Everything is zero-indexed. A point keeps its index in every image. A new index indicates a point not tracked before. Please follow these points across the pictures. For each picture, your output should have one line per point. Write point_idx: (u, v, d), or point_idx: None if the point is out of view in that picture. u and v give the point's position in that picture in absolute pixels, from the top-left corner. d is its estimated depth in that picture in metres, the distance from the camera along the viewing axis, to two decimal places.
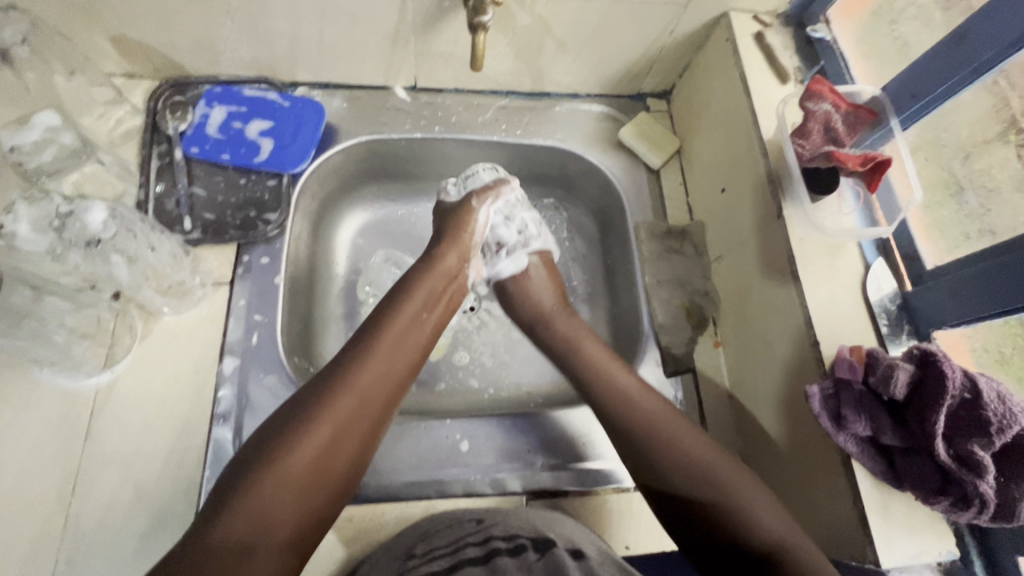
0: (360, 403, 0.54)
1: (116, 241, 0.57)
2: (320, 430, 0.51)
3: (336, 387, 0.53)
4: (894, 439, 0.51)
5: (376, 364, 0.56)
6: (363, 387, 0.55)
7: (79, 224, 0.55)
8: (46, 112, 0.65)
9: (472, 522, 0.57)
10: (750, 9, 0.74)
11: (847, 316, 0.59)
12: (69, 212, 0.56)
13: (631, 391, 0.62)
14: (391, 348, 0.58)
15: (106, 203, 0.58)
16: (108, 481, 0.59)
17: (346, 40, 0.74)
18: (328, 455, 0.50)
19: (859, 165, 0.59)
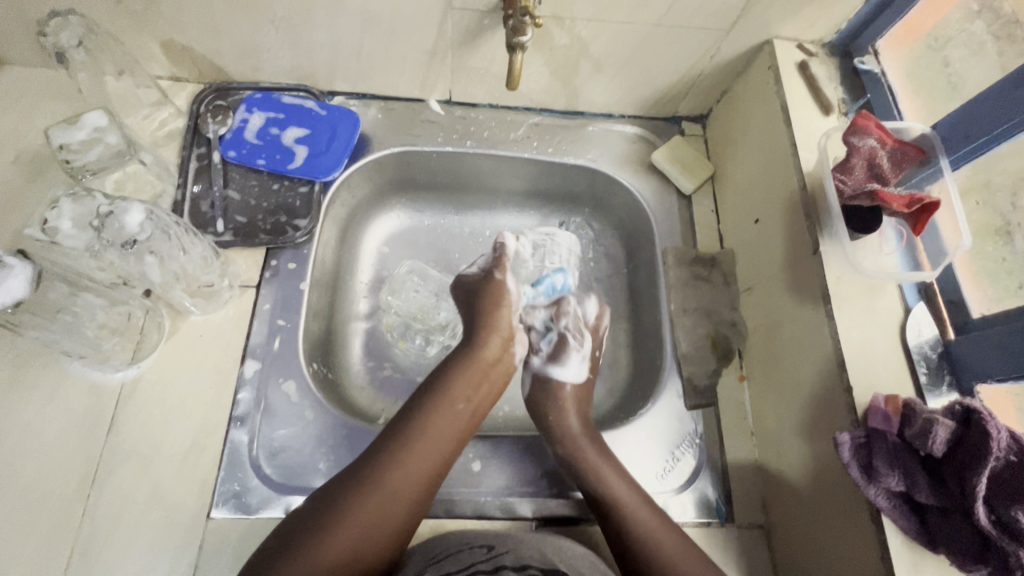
0: (391, 492, 0.56)
1: (150, 243, 0.58)
2: (356, 514, 0.54)
3: (372, 472, 0.57)
4: (929, 498, 0.48)
5: (414, 457, 0.58)
6: (394, 475, 0.57)
7: (117, 226, 0.56)
8: (95, 114, 0.70)
9: (482, 547, 0.57)
10: (795, 36, 0.72)
11: (882, 361, 0.56)
12: (109, 212, 0.56)
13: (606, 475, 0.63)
14: (426, 435, 0.60)
15: (145, 205, 0.58)
16: (126, 475, 0.60)
17: (385, 53, 0.75)
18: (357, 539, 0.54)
19: (904, 207, 0.56)
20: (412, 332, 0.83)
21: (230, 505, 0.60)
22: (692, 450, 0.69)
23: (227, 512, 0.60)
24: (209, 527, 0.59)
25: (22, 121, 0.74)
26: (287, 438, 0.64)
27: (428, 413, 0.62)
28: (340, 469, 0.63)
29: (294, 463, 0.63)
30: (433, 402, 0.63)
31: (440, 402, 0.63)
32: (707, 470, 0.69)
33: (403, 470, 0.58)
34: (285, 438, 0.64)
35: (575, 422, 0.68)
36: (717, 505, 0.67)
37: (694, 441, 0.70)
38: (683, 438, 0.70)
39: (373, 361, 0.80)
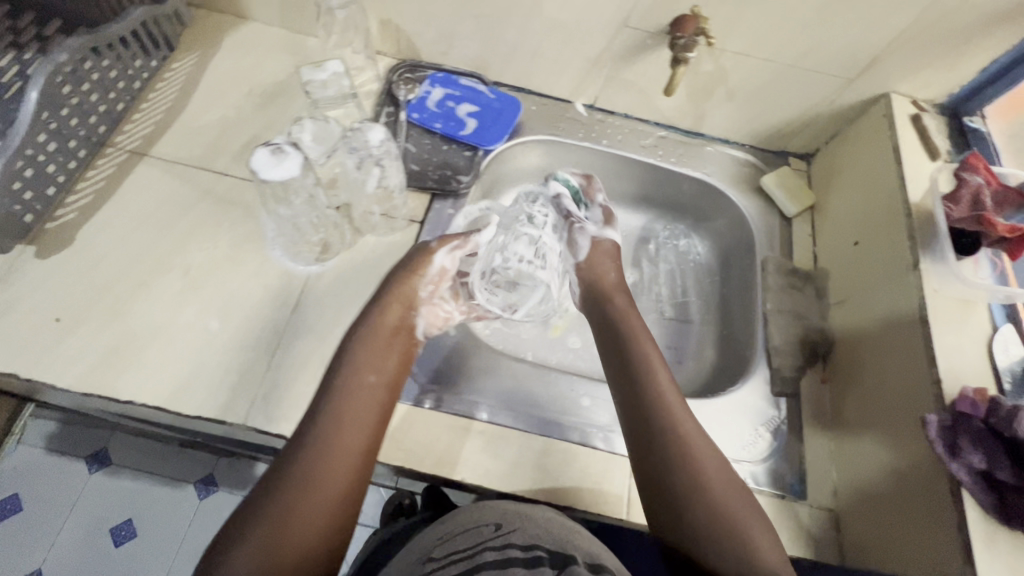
0: (343, 445, 0.57)
1: (381, 159, 0.72)
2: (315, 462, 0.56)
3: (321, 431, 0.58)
4: (1009, 475, 0.55)
5: (345, 429, 0.59)
6: (334, 438, 0.58)
7: (364, 138, 0.70)
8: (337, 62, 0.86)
9: (490, 527, 0.58)
10: (911, 93, 0.84)
11: (970, 365, 0.64)
12: (358, 129, 0.71)
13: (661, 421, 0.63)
14: (349, 391, 0.61)
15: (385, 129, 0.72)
16: (302, 347, 0.72)
17: (554, 56, 0.91)
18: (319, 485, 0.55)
19: (1007, 233, 0.65)
20: None
21: None
22: (773, 432, 0.77)
23: None
24: None
25: (258, 65, 0.93)
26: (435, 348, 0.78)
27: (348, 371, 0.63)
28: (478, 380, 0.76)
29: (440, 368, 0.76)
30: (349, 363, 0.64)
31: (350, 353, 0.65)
32: (785, 451, 0.76)
33: (340, 444, 0.57)
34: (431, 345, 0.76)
35: (665, 377, 0.66)
36: (792, 483, 0.75)
37: (778, 425, 0.78)
38: (766, 420, 0.78)
39: None
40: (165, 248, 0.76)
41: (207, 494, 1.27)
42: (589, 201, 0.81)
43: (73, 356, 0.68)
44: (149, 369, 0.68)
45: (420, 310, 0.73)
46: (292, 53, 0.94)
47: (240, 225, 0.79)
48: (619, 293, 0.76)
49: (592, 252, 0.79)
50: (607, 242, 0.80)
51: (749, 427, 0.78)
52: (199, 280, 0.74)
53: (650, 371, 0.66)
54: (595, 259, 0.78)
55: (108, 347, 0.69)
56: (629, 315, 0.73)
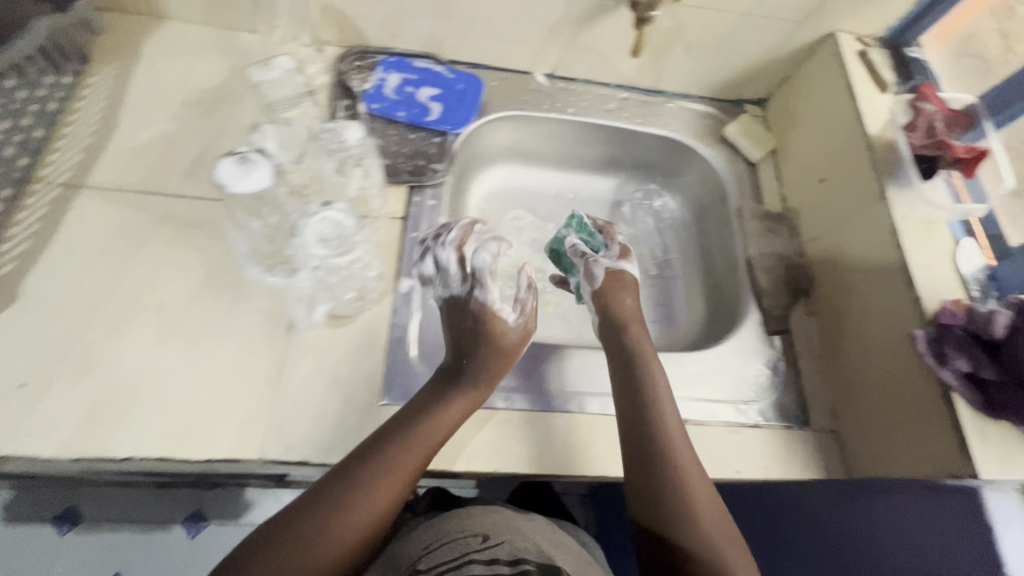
0: (384, 487, 0.57)
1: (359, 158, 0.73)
2: (360, 502, 0.55)
3: (370, 476, 0.57)
4: (991, 373, 0.61)
5: (356, 507, 0.55)
6: (329, 521, 0.54)
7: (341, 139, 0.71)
8: (284, 56, 0.75)
9: (477, 537, 0.60)
10: (854, 30, 0.87)
11: (942, 280, 0.70)
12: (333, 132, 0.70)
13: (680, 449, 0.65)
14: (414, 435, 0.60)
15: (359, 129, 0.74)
16: (307, 367, 0.69)
17: (511, 28, 0.88)
18: (347, 530, 0.54)
19: (965, 153, 0.69)
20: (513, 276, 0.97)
21: (398, 394, 0.70)
22: (773, 369, 0.82)
23: (396, 401, 0.69)
24: (383, 412, 0.68)
25: (194, 70, 0.84)
26: (439, 344, 0.75)
27: (421, 414, 0.62)
28: None
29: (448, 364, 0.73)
30: (424, 407, 0.62)
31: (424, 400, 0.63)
32: (787, 385, 0.81)
33: (378, 498, 0.56)
34: (438, 342, 0.75)
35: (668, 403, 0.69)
36: (796, 413, 0.79)
37: (775, 362, 0.83)
38: (765, 360, 0.83)
39: None
40: (131, 286, 0.68)
41: (200, 531, 1.08)
42: (608, 240, 0.85)
43: (51, 420, 0.61)
44: (140, 418, 0.62)
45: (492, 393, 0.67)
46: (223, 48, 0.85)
47: (209, 248, 0.72)
48: (630, 308, 0.78)
49: (609, 283, 0.80)
50: (628, 277, 0.80)
51: (751, 368, 0.82)
52: (178, 314, 0.68)
53: (665, 411, 0.68)
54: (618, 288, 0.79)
55: (90, 404, 0.62)
56: (640, 342, 0.75)
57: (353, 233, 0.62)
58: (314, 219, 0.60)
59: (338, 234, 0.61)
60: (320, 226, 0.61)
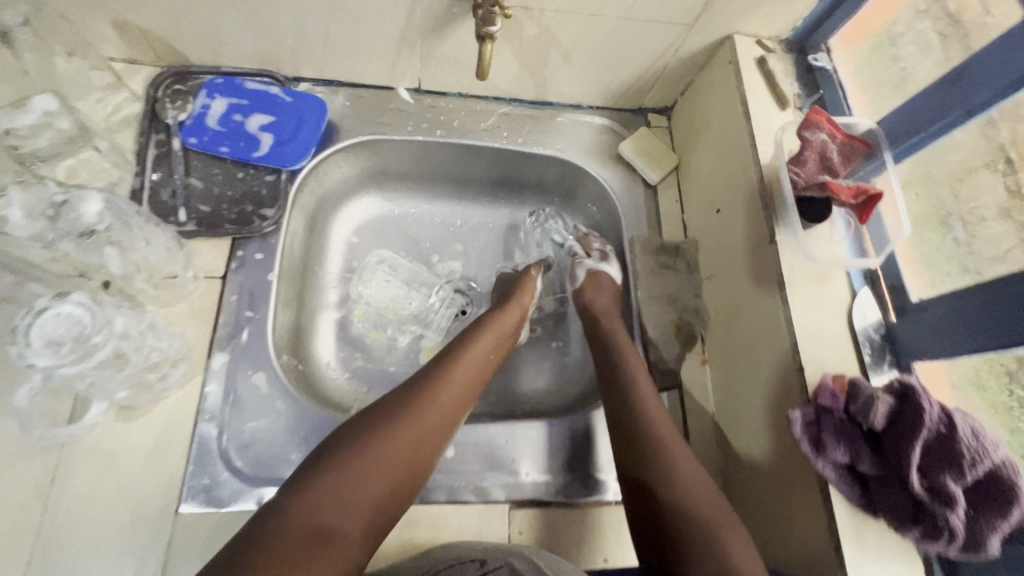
0: (419, 433, 0.55)
1: (110, 233, 0.56)
2: (383, 449, 0.52)
3: (385, 427, 0.54)
4: (871, 468, 0.52)
5: (381, 456, 0.52)
6: (342, 488, 0.49)
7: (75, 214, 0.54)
8: (44, 96, 0.64)
9: (475, 562, 0.52)
10: (754, 33, 0.75)
11: (832, 344, 0.59)
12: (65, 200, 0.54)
13: (656, 425, 0.61)
14: (447, 386, 0.59)
15: (105, 196, 0.57)
16: (87, 474, 0.58)
17: (353, 41, 0.74)
18: (375, 478, 0.51)
19: (852, 198, 0.58)
20: (384, 322, 0.85)
21: (199, 499, 0.60)
22: None
23: (196, 507, 0.59)
24: (178, 522, 0.58)
25: None
26: (257, 431, 0.64)
27: (453, 370, 0.61)
28: None
29: (265, 455, 0.63)
30: (447, 360, 0.62)
31: (472, 357, 0.64)
32: None
33: (403, 448, 0.53)
34: (256, 431, 0.64)
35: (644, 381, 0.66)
36: None
37: None
38: None
39: (346, 350, 0.83)
40: None
41: None
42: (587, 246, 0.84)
43: None
44: None
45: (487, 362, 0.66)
46: None
47: None
48: (604, 298, 0.78)
49: (590, 284, 0.79)
50: (605, 278, 0.80)
51: None
52: None
53: (640, 385, 0.65)
54: (589, 290, 0.78)
55: None
56: (609, 321, 0.75)
57: (96, 332, 0.49)
58: (40, 317, 0.47)
59: (76, 334, 0.48)
60: (49, 326, 0.48)
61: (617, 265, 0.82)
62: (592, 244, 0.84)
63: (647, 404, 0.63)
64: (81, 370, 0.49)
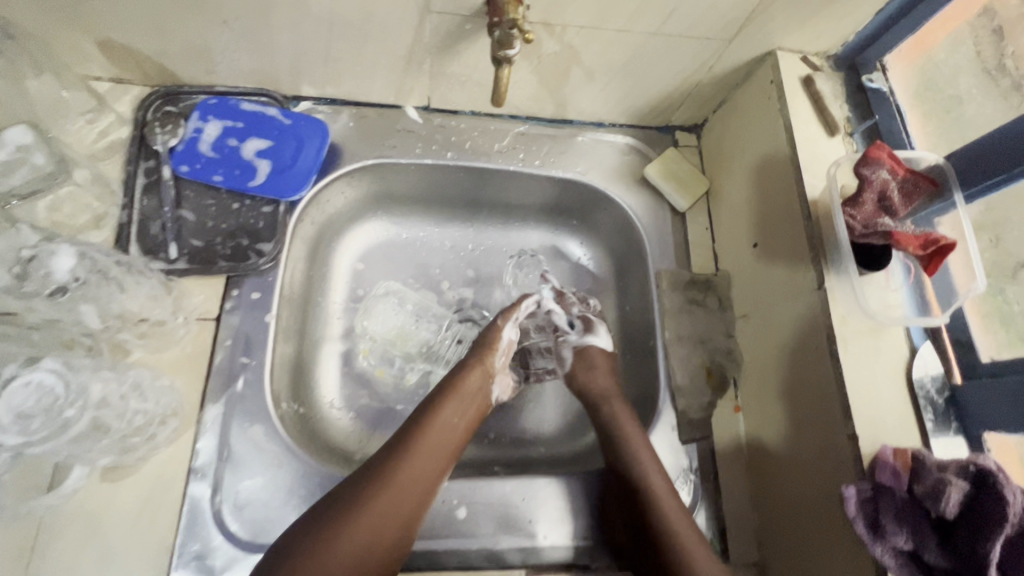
0: (393, 499, 0.55)
1: (85, 289, 0.50)
2: (355, 522, 0.52)
3: (360, 499, 0.54)
4: (938, 559, 0.46)
5: (353, 527, 0.52)
6: (317, 561, 0.49)
7: (43, 271, 0.48)
8: (17, 128, 0.59)
9: None
10: (799, 48, 0.67)
11: (889, 408, 0.53)
12: (32, 256, 0.48)
13: (660, 494, 0.59)
14: (423, 446, 0.59)
15: (77, 246, 0.50)
16: (69, 542, 0.54)
17: (357, 58, 0.68)
18: (349, 549, 0.51)
19: (919, 249, 0.51)
20: (391, 357, 0.80)
21: (191, 567, 0.55)
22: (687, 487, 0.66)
23: None
24: None
25: None
26: (252, 491, 0.59)
27: (428, 426, 0.60)
28: None
29: (262, 518, 0.58)
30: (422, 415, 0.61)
31: (447, 410, 0.62)
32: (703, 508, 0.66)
33: (375, 515, 0.53)
34: (251, 490, 0.59)
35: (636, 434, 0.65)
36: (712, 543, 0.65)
37: (689, 477, 0.67)
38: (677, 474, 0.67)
39: (350, 388, 0.77)
40: None
41: None
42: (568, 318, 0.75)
43: None
44: None
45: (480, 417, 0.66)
46: None
47: None
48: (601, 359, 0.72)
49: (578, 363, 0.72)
50: (591, 354, 0.71)
51: None
52: None
53: (636, 448, 0.63)
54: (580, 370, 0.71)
55: None
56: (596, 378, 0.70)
57: (70, 404, 0.44)
58: (6, 390, 0.43)
59: (46, 405, 0.44)
60: (17, 399, 0.43)
61: (604, 334, 0.74)
62: (532, 337, 0.77)
63: (643, 464, 0.62)
64: (55, 446, 0.44)
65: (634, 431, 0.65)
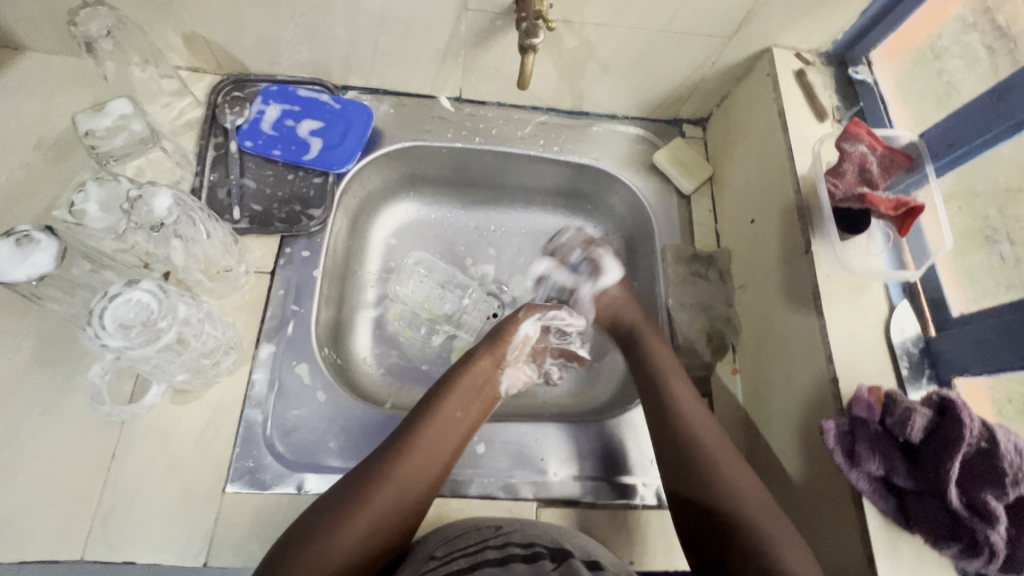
0: (417, 464, 0.59)
1: (176, 226, 0.59)
2: (382, 484, 0.57)
3: (386, 466, 0.58)
4: (906, 481, 0.52)
5: (380, 489, 0.56)
6: (348, 520, 0.54)
7: (146, 208, 0.58)
8: (120, 102, 0.71)
9: (491, 528, 0.59)
10: (793, 46, 0.75)
11: (867, 356, 0.59)
12: (138, 196, 0.58)
13: (701, 430, 0.64)
14: (441, 418, 0.63)
15: (173, 190, 0.60)
16: (144, 451, 0.62)
17: (400, 51, 0.78)
18: (378, 508, 0.55)
19: (890, 210, 0.59)
20: (418, 321, 0.88)
21: (244, 480, 0.63)
22: None
23: (241, 488, 0.62)
24: (225, 501, 0.62)
25: (42, 106, 0.74)
26: (299, 419, 0.67)
27: (446, 401, 0.64)
28: (351, 449, 0.66)
29: (306, 442, 0.66)
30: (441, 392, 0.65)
31: (463, 387, 0.66)
32: None
33: (402, 478, 0.58)
34: (297, 418, 0.67)
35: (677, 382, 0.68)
36: None
37: None
38: None
39: (381, 347, 0.85)
40: None
41: None
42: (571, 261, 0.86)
43: None
44: None
45: (506, 369, 0.72)
46: (72, 78, 0.76)
47: (41, 318, 0.64)
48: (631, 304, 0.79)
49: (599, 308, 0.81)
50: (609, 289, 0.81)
51: None
52: None
53: (669, 376, 0.69)
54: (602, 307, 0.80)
55: None
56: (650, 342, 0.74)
57: (163, 318, 0.53)
58: (114, 302, 0.52)
59: (143, 318, 0.53)
60: (122, 310, 0.52)
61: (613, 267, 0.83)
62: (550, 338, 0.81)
63: (682, 406, 0.66)
64: (148, 352, 0.53)
65: (678, 377, 0.69)
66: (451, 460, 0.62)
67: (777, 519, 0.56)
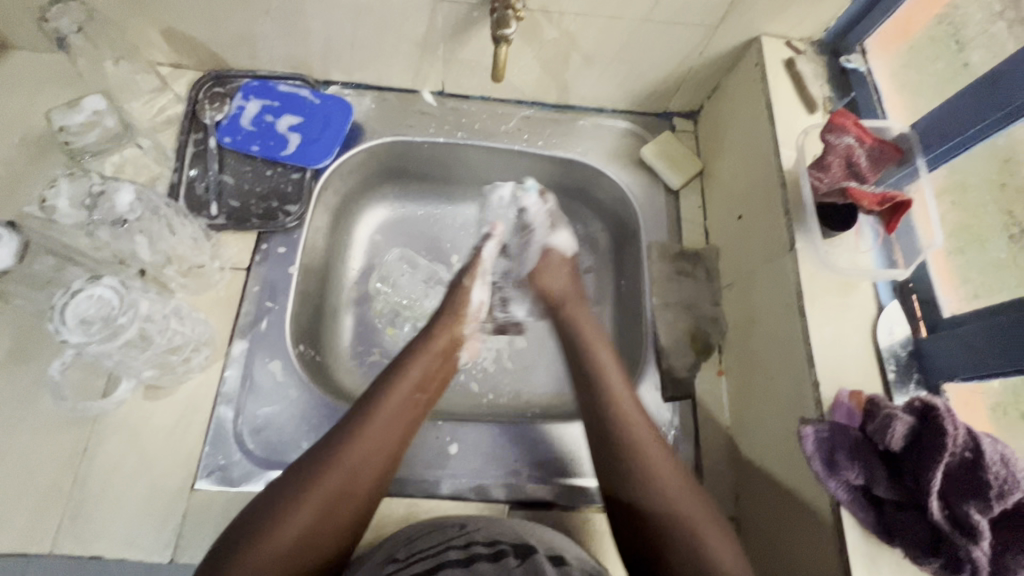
0: (372, 442, 0.56)
1: (140, 223, 0.60)
2: (336, 463, 0.54)
3: (338, 446, 0.55)
4: (886, 492, 0.49)
5: (333, 468, 0.54)
6: (298, 502, 0.51)
7: (108, 204, 0.58)
8: (94, 98, 0.73)
9: (455, 526, 0.57)
10: (783, 34, 0.72)
11: (852, 359, 0.56)
12: (101, 192, 0.59)
13: (638, 427, 0.60)
14: (396, 396, 0.60)
15: (135, 186, 0.60)
16: (114, 446, 0.62)
17: (378, 45, 0.77)
18: (331, 488, 0.53)
19: (875, 205, 0.57)
20: (400, 319, 0.85)
21: (213, 477, 0.62)
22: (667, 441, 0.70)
23: (210, 485, 0.62)
24: (193, 497, 0.61)
25: (26, 105, 0.75)
26: (270, 416, 0.66)
27: (403, 378, 0.62)
28: None
29: (276, 441, 0.65)
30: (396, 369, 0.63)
31: (419, 364, 0.64)
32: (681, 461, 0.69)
33: (358, 457, 0.55)
34: (269, 415, 0.66)
35: (605, 358, 0.66)
36: None
37: (670, 431, 0.70)
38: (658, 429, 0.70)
39: (361, 345, 0.82)
40: None
41: None
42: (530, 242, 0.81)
43: None
44: None
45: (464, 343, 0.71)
46: (55, 76, 0.77)
47: (18, 315, 0.65)
48: (561, 283, 0.77)
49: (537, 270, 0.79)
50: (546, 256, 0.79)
51: None
52: None
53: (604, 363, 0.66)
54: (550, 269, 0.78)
55: None
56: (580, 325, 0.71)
57: (123, 314, 0.53)
58: (74, 297, 0.52)
59: (104, 314, 0.52)
60: (83, 307, 0.52)
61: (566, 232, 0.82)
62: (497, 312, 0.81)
63: (618, 394, 0.62)
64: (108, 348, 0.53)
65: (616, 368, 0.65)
66: (408, 437, 0.60)
67: (716, 532, 0.53)
